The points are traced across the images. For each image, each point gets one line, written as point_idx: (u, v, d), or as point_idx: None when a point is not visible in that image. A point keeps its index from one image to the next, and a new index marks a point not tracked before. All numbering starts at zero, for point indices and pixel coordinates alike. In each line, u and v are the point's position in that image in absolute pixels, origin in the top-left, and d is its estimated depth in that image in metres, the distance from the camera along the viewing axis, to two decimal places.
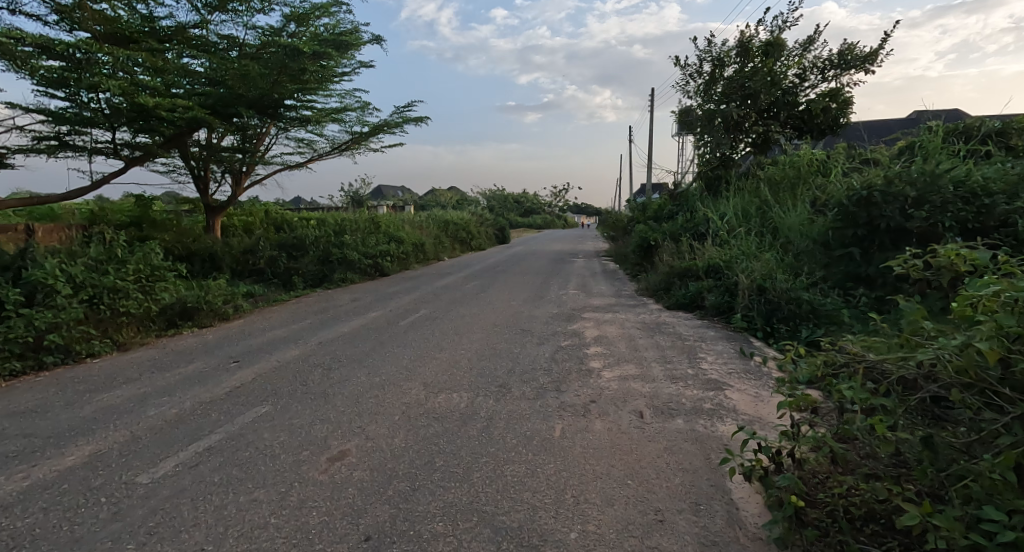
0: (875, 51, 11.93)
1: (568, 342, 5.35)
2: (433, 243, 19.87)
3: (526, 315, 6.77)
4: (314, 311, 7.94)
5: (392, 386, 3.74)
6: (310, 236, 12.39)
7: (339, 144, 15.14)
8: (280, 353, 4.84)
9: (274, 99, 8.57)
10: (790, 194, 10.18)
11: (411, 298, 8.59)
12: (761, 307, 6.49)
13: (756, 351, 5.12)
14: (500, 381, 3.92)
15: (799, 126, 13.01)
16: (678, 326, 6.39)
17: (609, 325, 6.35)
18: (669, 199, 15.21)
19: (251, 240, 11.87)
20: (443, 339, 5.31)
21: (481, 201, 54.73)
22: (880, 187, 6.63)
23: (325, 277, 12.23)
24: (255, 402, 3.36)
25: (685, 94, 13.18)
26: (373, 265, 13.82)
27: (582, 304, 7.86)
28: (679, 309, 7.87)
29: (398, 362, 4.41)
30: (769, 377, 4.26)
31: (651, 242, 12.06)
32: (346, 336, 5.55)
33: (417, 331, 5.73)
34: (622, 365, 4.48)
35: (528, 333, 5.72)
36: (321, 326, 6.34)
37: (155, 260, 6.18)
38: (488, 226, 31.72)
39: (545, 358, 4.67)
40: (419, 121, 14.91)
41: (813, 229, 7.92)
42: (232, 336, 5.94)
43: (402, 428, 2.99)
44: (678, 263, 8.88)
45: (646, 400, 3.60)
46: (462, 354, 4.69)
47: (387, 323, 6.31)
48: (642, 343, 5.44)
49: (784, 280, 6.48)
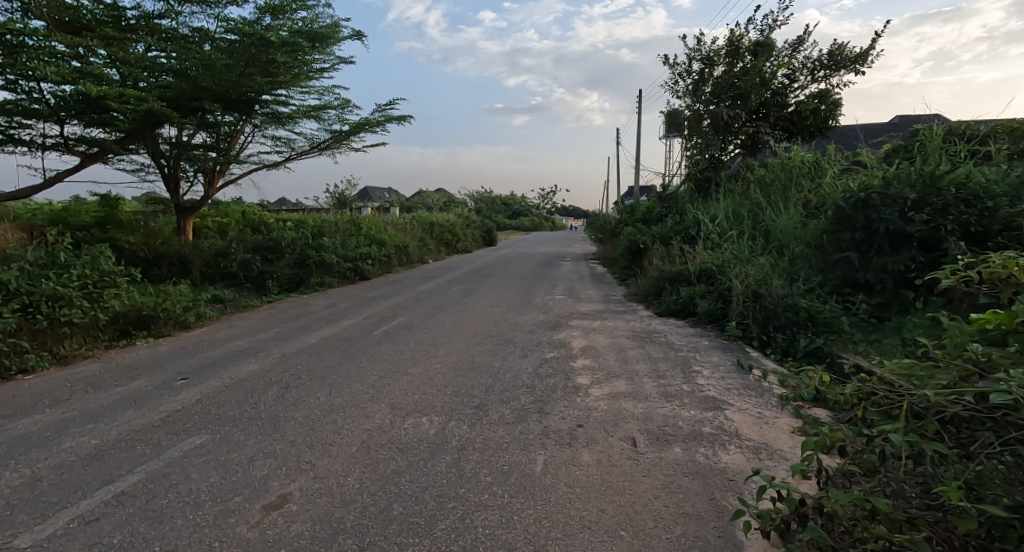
0: (866, 52, 11.75)
1: (554, 354, 4.97)
2: (417, 245, 19.39)
3: (509, 323, 6.38)
4: (286, 318, 7.46)
5: (354, 409, 3.31)
6: (287, 239, 11.86)
7: (318, 143, 14.64)
8: (236, 368, 4.38)
9: (243, 94, 8.09)
10: (781, 196, 9.91)
11: (390, 304, 8.14)
12: (756, 315, 6.17)
13: (754, 364, 4.79)
14: (477, 402, 3.53)
15: (788, 128, 12.82)
16: (669, 334, 6.05)
17: (597, 333, 5.99)
18: (657, 201, 14.94)
19: (223, 242, 11.32)
20: (417, 351, 4.89)
21: (467, 203, 54.28)
22: (878, 189, 6.37)
23: (302, 281, 11.70)
24: (192, 430, 2.92)
25: (673, 95, 12.90)
26: (354, 269, 13.32)
27: (569, 310, 7.50)
28: (670, 315, 7.55)
29: (366, 378, 3.98)
30: (771, 394, 3.92)
31: (640, 245, 11.75)
32: (312, 348, 5.10)
33: (390, 342, 5.31)
34: (611, 381, 4.12)
35: (511, 344, 5.32)
36: (288, 336, 5.88)
37: (106, 264, 5.71)
38: (474, 228, 31.27)
39: (527, 373, 4.28)
40: (402, 120, 14.55)
41: (807, 232, 7.64)
42: (190, 348, 5.47)
43: (359, 463, 2.57)
44: (668, 267, 8.56)
45: (639, 424, 3.24)
46: (437, 370, 4.28)
47: (361, 332, 5.86)
48: (633, 354, 5.09)
49: (780, 285, 6.18)
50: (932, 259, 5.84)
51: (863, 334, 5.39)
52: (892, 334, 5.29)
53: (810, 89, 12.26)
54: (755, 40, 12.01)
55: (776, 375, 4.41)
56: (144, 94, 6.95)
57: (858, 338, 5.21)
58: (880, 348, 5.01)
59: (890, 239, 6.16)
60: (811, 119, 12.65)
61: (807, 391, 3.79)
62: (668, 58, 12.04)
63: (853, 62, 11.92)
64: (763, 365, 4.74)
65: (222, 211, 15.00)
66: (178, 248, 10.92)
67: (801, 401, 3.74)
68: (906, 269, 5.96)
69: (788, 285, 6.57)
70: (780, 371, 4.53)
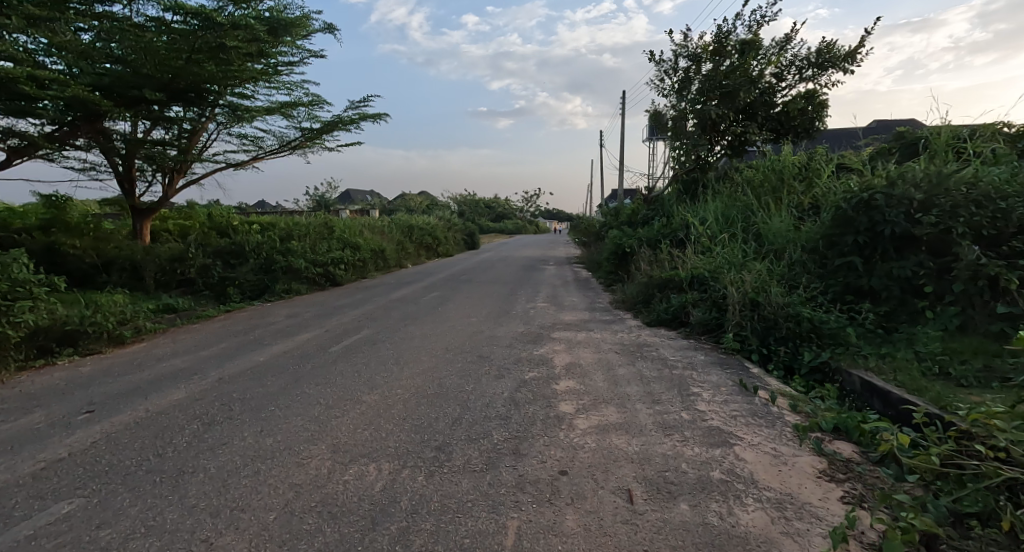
0: (855, 51, 11.39)
1: (534, 374, 4.40)
2: (396, 249, 18.66)
3: (486, 336, 5.79)
4: (241, 330, 6.74)
5: (285, 455, 2.67)
6: (252, 242, 10.99)
7: (288, 142, 13.93)
8: (159, 395, 3.69)
9: (190, 82, 7.35)
10: (773, 198, 9.48)
11: (357, 314, 7.47)
12: (755, 326, 5.68)
13: (759, 385, 4.29)
14: (439, 441, 2.91)
15: (776, 128, 12.38)
16: (661, 348, 5.51)
17: (583, 347, 5.43)
18: (643, 203, 14.49)
19: (182, 246, 10.55)
20: (379, 372, 4.26)
21: (450, 207, 53.62)
22: (881, 189, 5.92)
23: (266, 288, 10.89)
24: (65, 490, 2.25)
25: (659, 93, 12.44)
26: (324, 274, 12.55)
27: (552, 320, 6.94)
28: (659, 325, 7.03)
29: (309, 409, 3.35)
30: (784, 424, 3.38)
31: (627, 249, 11.26)
32: (257, 369, 4.42)
33: (348, 360, 4.67)
34: (600, 409, 3.55)
35: (486, 362, 4.73)
36: (236, 352, 5.18)
37: (20, 272, 4.98)
38: (456, 232, 30.64)
39: (502, 399, 3.69)
40: (377, 118, 13.90)
41: (803, 236, 7.19)
42: (118, 368, 4.74)
43: (271, 541, 1.94)
44: (657, 273, 8.06)
45: (635, 468, 2.67)
46: (398, 397, 3.65)
47: (318, 348, 5.20)
48: (622, 372, 4.54)
49: (780, 293, 5.69)
50: (942, 264, 5.40)
51: (872, 347, 4.92)
52: (904, 348, 4.82)
53: (798, 88, 11.89)
54: (742, 38, 11.60)
55: (786, 399, 3.89)
56: (67, 79, 6.20)
57: (868, 351, 4.73)
58: (893, 364, 4.54)
59: (896, 243, 5.71)
60: (799, 120, 12.27)
61: (827, 423, 3.26)
62: (654, 54, 11.58)
63: (842, 61, 11.55)
64: (769, 387, 4.24)
65: (186, 214, 14.17)
66: (131, 252, 10.12)
67: (821, 435, 3.21)
68: (913, 275, 5.51)
69: (787, 293, 6.10)
70: (789, 394, 4.03)
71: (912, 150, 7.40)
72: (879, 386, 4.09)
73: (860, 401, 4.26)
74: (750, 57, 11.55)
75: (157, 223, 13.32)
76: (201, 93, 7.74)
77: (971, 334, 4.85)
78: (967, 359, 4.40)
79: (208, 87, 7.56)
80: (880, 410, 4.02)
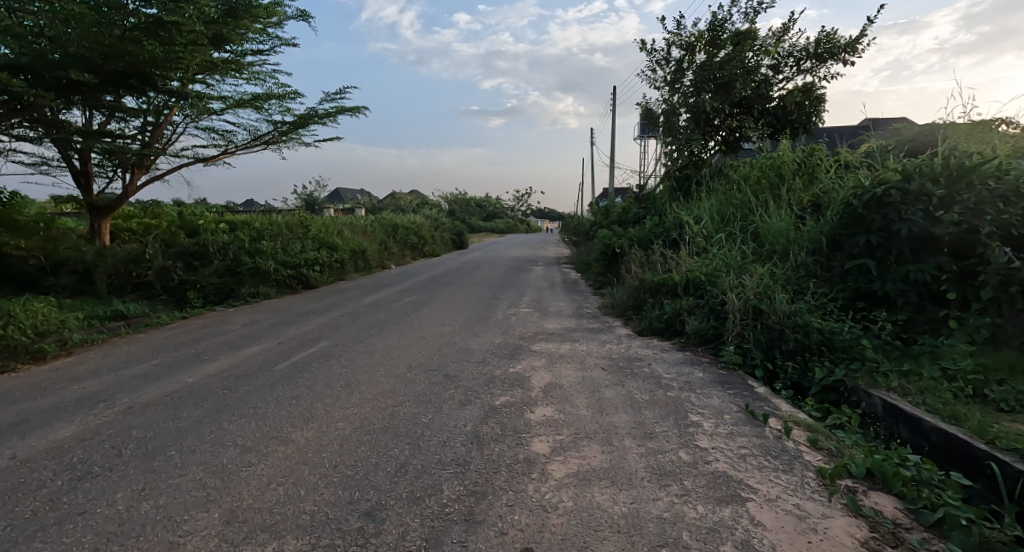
0: (856, 41, 10.81)
1: (505, 399, 3.75)
2: (378, 249, 17.95)
3: (457, 350, 5.14)
4: (187, 342, 6.02)
5: (159, 530, 2.00)
6: (217, 243, 10.27)
7: (260, 136, 13.20)
8: (42, 433, 3.00)
9: (127, 66, 6.56)
10: (771, 196, 8.90)
11: (319, 322, 6.78)
12: (758, 337, 5.08)
13: (767, 410, 3.69)
14: (372, 504, 2.25)
15: (773, 123, 11.83)
16: (654, 363, 4.90)
17: (566, 363, 4.80)
18: (635, 202, 13.90)
19: (139, 246, 9.81)
20: (321, 399, 3.59)
21: (441, 205, 52.79)
22: (896, 184, 5.34)
23: (231, 292, 10.16)
24: None
25: (651, 85, 11.81)
26: (296, 276, 11.84)
27: (534, 329, 6.31)
28: (651, 333, 6.43)
29: (219, 453, 2.67)
30: (805, 468, 2.76)
31: (617, 250, 10.66)
32: (180, 394, 3.74)
33: (291, 382, 3.99)
34: (580, 449, 2.92)
35: (452, 383, 4.08)
36: (166, 372, 4.47)
37: None
38: (444, 231, 29.93)
39: (463, 436, 3.04)
40: (355, 112, 13.25)
41: (806, 236, 6.62)
42: (19, 391, 4.03)
43: None
44: (649, 276, 7.46)
45: (621, 543, 2.03)
46: (337, 434, 2.99)
47: (262, 365, 4.50)
48: (609, 395, 3.92)
49: (786, 300, 5.10)
50: (965, 267, 4.85)
51: (893, 363, 4.34)
52: (928, 364, 4.24)
53: (796, 81, 11.32)
54: (737, 28, 11.04)
55: (801, 431, 3.29)
56: None
57: (889, 369, 4.14)
58: (919, 384, 3.95)
59: (914, 243, 5.12)
60: (797, 114, 11.72)
61: (858, 468, 2.65)
62: (645, 44, 10.97)
63: (843, 52, 10.98)
64: (780, 414, 3.64)
65: (152, 212, 13.40)
66: (83, 252, 9.37)
67: (852, 483, 2.60)
68: (932, 279, 4.93)
69: (792, 300, 5.50)
70: (804, 423, 3.43)
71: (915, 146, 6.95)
72: (906, 411, 3.51)
73: (883, 428, 3.68)
74: (745, 47, 10.99)
75: (121, 222, 12.57)
76: (145, 80, 6.98)
77: (1002, 348, 4.28)
78: (1005, 379, 3.83)
79: (157, 72, 6.92)
80: (908, 439, 3.45)
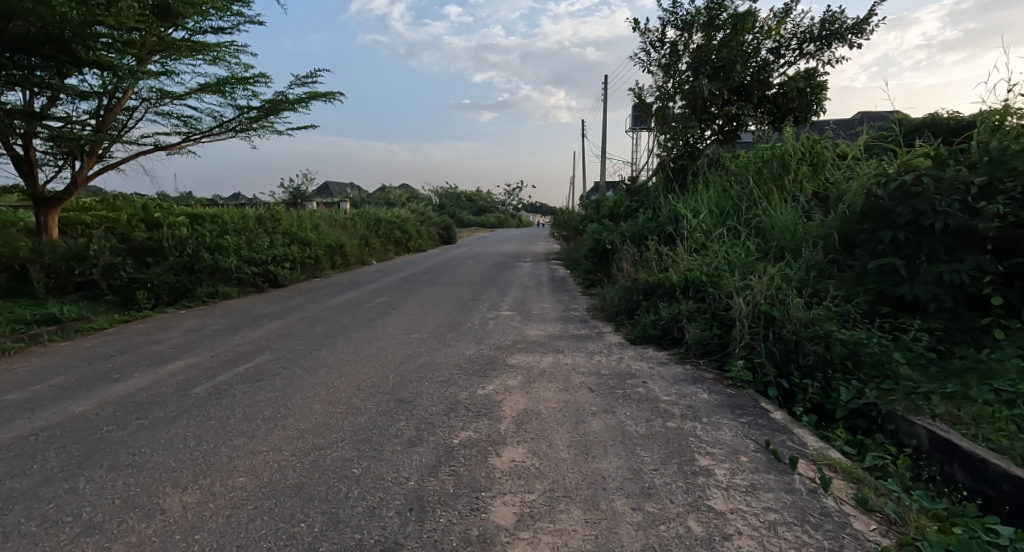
0: (863, 23, 10.08)
1: (465, 437, 2.98)
2: (358, 244, 17.07)
3: (420, 365, 4.38)
4: (108, 353, 5.17)
5: None
6: (172, 237, 9.36)
7: (227, 123, 12.31)
8: None
9: (37, 29, 6.12)
10: (774, 187, 8.20)
11: (270, 329, 5.97)
12: (771, 350, 4.36)
13: (791, 448, 2.97)
14: None
15: (773, 111, 11.12)
16: (651, 381, 4.16)
17: (545, 382, 4.06)
18: (627, 195, 13.16)
19: (84, 241, 8.90)
20: (227, 439, 2.80)
21: (431, 199, 52.01)
22: (928, 171, 4.63)
23: (187, 292, 9.30)
24: None
25: (645, 69, 11.02)
26: (262, 274, 11.02)
27: (514, 336, 5.56)
28: (645, 341, 5.69)
29: (40, 540, 1.87)
30: (859, 546, 2.03)
31: (608, 246, 9.92)
32: (49, 432, 2.91)
33: (201, 413, 3.19)
34: (555, 518, 2.17)
35: (405, 413, 3.31)
36: (56, 396, 3.64)
37: None
38: (431, 225, 29.04)
39: (401, 499, 2.27)
40: (329, 97, 12.41)
41: (818, 230, 5.90)
42: None
43: None
44: (642, 275, 6.72)
45: None
46: (227, 499, 2.21)
47: (176, 388, 3.69)
48: (597, 428, 3.16)
49: (803, 306, 4.37)
50: (1009, 268, 4.19)
51: (934, 382, 3.63)
52: (977, 384, 3.54)
53: (798, 66, 10.59)
54: (737, 8, 10.25)
55: (842, 481, 2.56)
56: None
57: (932, 391, 3.43)
58: (970, 411, 3.24)
59: (949, 239, 4.40)
60: (798, 102, 11.00)
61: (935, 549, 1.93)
62: (639, 23, 10.17)
63: (849, 34, 10.25)
64: (808, 453, 2.91)
65: (110, 204, 12.43)
66: (18, 248, 8.43)
67: None
68: (971, 281, 4.23)
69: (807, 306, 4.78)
70: (840, 468, 2.71)
71: (966, 128, 6.29)
72: (962, 448, 2.81)
73: (931, 466, 2.99)
74: (745, 28, 10.22)
75: (73, 215, 11.60)
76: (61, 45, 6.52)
77: None
78: None
79: (71, 36, 6.40)
80: (966, 485, 2.75)
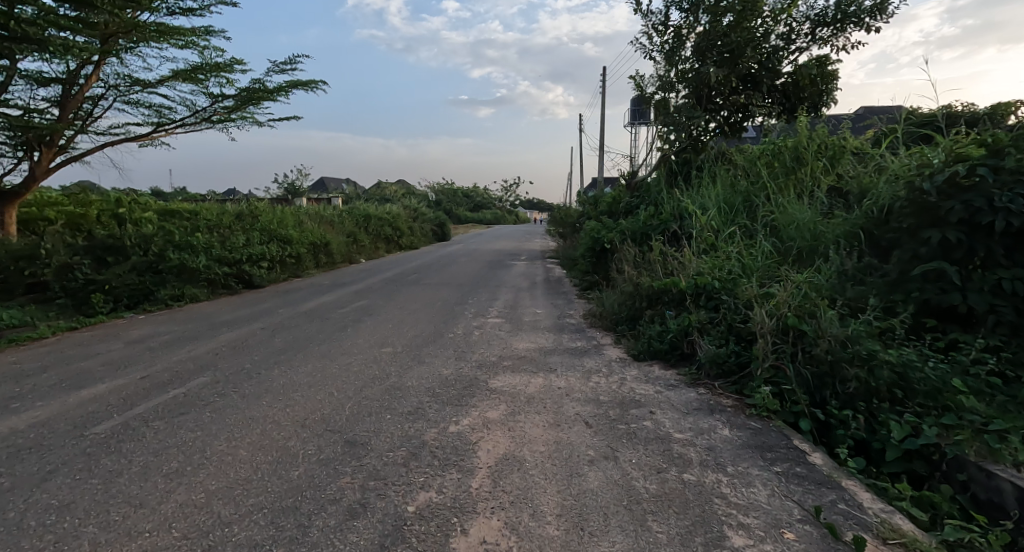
0: (881, 4, 9.36)
1: (424, 501, 2.29)
2: (346, 242, 16.35)
3: (384, 391, 3.68)
4: (27, 371, 4.44)
5: None
6: (136, 235, 8.65)
7: (201, 112, 11.57)
8: None
9: None
10: (788, 182, 7.50)
11: (224, 341, 5.25)
12: (802, 373, 3.67)
13: (849, 516, 2.27)
14: None
15: (782, 101, 10.40)
16: (661, 413, 3.46)
17: (532, 414, 3.36)
18: (626, 191, 12.47)
19: (36, 238, 8.17)
20: (103, 512, 2.09)
21: (427, 196, 51.22)
22: (984, 160, 3.94)
23: (150, 295, 8.56)
24: None
25: (647, 55, 10.31)
26: (236, 274, 10.30)
27: (501, 351, 4.86)
28: (650, 356, 4.99)
29: None
30: None
31: (606, 246, 9.23)
32: None
33: (87, 466, 2.47)
34: None
35: (353, 463, 2.61)
36: None
37: None
38: (426, 223, 28.27)
39: None
40: (309, 85, 11.67)
41: (845, 229, 5.20)
42: None
43: None
44: (645, 280, 6.03)
45: None
46: None
47: (76, 426, 2.98)
48: (596, 486, 2.46)
49: (840, 319, 3.68)
50: None
51: (1009, 418, 2.95)
52: None
53: (810, 51, 9.88)
54: None
55: None
56: None
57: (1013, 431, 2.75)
58: None
59: (1010, 241, 3.72)
60: (810, 91, 10.29)
61: None
62: (640, 5, 9.48)
63: (866, 17, 9.51)
64: (871, 523, 2.22)
65: (77, 199, 11.67)
66: None
67: None
68: None
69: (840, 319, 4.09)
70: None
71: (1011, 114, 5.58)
72: None
73: None
74: (755, 12, 9.39)
75: (36, 210, 10.85)
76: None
77: None
78: None
79: None
80: None
